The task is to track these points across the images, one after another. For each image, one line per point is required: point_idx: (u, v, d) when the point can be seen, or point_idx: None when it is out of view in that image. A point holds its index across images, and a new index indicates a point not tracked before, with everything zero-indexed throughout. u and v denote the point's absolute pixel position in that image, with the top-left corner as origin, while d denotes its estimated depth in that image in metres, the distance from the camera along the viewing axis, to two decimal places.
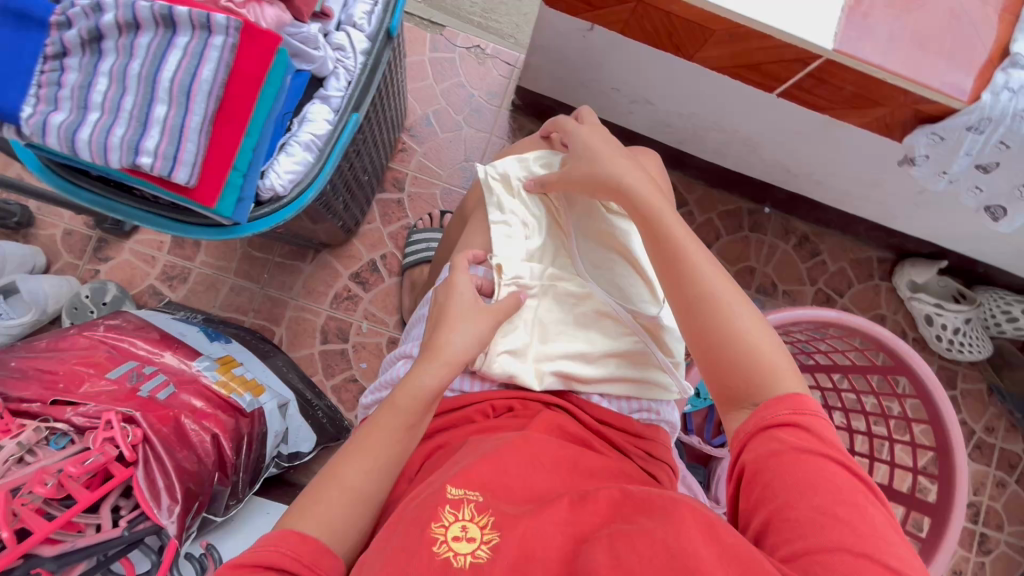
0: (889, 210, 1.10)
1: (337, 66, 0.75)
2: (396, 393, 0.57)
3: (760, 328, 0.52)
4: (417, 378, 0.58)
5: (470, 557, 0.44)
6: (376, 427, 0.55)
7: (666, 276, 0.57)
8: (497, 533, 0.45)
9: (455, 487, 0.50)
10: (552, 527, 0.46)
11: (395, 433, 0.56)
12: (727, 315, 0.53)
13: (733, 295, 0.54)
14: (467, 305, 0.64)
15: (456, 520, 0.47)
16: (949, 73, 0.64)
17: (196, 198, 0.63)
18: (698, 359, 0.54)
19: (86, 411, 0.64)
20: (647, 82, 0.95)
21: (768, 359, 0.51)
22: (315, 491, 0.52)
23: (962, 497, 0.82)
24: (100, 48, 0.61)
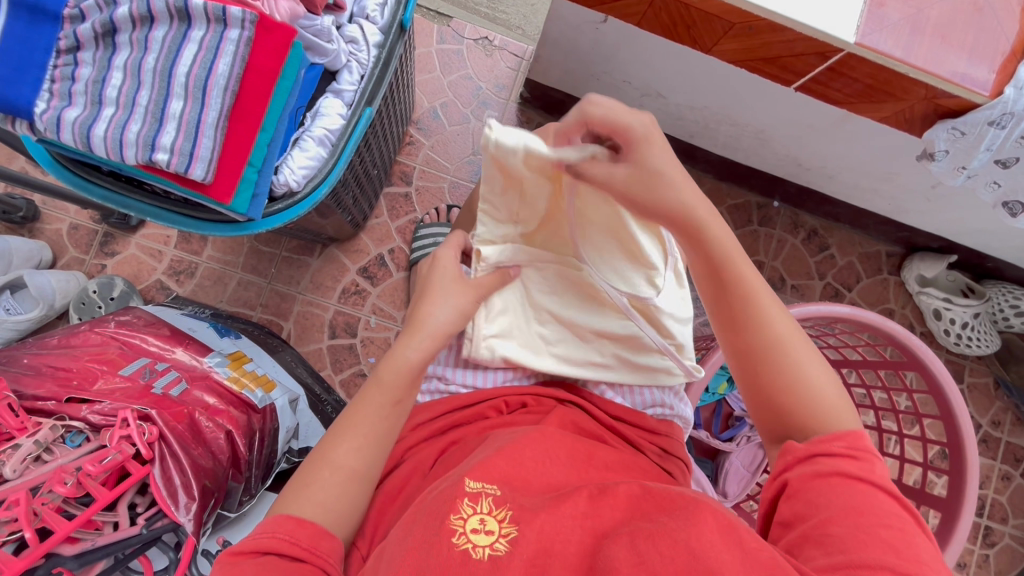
0: (901, 204, 1.09)
1: (350, 59, 0.75)
2: (380, 367, 0.56)
3: (819, 366, 0.52)
4: (399, 353, 0.57)
5: (489, 549, 0.44)
6: (361, 403, 0.55)
7: (722, 317, 0.55)
8: (515, 527, 0.45)
9: (474, 481, 0.49)
10: (569, 523, 0.46)
11: (382, 410, 0.55)
12: (787, 356, 0.52)
13: (792, 333, 0.53)
14: (450, 279, 0.61)
15: (475, 513, 0.46)
16: (971, 67, 0.63)
17: (211, 194, 0.62)
18: (752, 398, 0.54)
19: (102, 410, 0.63)
20: (660, 75, 0.94)
21: (822, 393, 0.51)
22: (310, 469, 0.53)
23: (973, 491, 0.82)
24: (114, 42, 0.60)
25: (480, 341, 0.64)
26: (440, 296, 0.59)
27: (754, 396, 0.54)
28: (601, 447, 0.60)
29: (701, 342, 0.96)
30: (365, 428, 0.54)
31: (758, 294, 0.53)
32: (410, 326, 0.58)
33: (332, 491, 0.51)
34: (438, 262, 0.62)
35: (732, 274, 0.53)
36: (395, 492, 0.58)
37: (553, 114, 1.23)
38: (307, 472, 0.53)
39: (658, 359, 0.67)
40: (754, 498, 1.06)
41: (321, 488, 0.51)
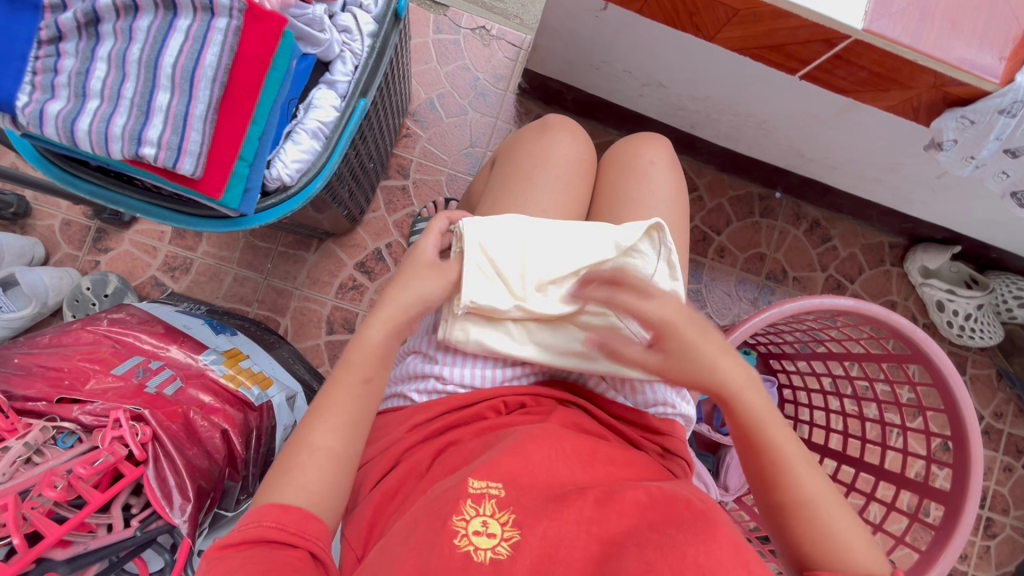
0: (905, 194, 1.08)
1: (343, 49, 0.73)
2: (351, 350, 0.57)
3: (849, 524, 0.53)
4: (366, 334, 0.57)
5: (491, 552, 0.44)
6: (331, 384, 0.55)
7: (753, 475, 0.57)
8: (518, 531, 0.45)
9: (477, 481, 0.49)
10: (574, 529, 0.45)
11: (354, 389, 0.55)
12: (818, 516, 0.53)
13: (822, 491, 0.54)
14: (426, 265, 0.63)
15: (477, 515, 0.46)
16: (980, 54, 0.61)
17: (201, 189, 0.61)
18: (783, 545, 0.55)
19: (94, 410, 0.63)
20: (661, 64, 0.92)
21: (842, 539, 0.52)
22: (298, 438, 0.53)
23: (978, 484, 0.81)
24: (97, 32, 0.58)
25: (454, 322, 0.63)
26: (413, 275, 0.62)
27: (785, 548, 0.55)
28: (603, 445, 0.59)
29: None
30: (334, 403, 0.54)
31: (787, 453, 0.55)
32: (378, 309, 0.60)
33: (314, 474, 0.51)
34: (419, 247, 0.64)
35: (760, 435, 0.56)
36: (390, 495, 0.57)
37: (552, 105, 1.21)
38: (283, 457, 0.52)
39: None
40: None
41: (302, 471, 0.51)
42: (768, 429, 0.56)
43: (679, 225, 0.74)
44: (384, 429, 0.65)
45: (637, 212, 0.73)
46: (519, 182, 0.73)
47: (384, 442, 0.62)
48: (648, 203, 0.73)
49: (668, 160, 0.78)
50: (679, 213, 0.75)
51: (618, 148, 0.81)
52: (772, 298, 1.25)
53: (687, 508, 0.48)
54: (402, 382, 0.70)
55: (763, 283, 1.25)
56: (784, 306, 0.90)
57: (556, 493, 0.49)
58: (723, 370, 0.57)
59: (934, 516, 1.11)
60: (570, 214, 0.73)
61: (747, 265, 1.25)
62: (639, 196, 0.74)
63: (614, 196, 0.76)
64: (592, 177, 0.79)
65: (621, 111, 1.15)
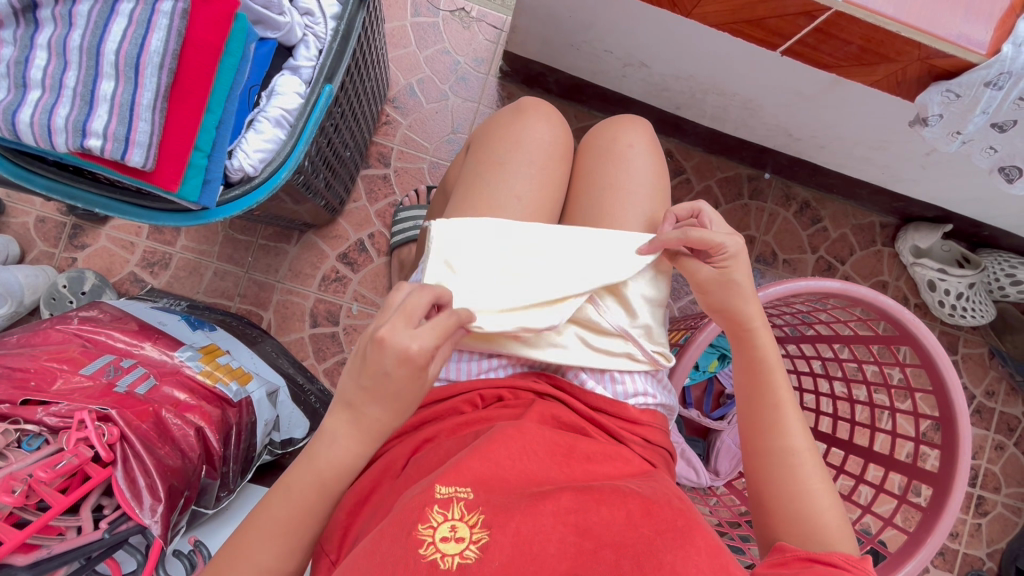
0: (895, 172, 1.05)
1: (306, 33, 0.71)
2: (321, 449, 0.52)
3: (827, 487, 0.55)
4: (334, 444, 0.52)
5: (458, 557, 0.42)
6: (287, 500, 0.51)
7: (749, 417, 0.60)
8: (486, 532, 0.43)
9: (445, 486, 0.47)
10: (549, 522, 0.44)
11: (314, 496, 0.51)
12: (800, 468, 0.56)
13: (809, 450, 0.57)
14: (413, 386, 0.52)
15: (445, 521, 0.44)
16: (966, 24, 0.58)
17: (156, 182, 0.59)
18: (759, 498, 0.57)
19: (59, 411, 0.61)
20: (642, 42, 0.89)
21: (818, 503, 0.54)
22: (240, 536, 0.51)
23: (966, 466, 0.80)
24: (36, 17, 0.55)
25: None
26: (393, 404, 0.52)
27: (755, 491, 0.57)
28: (581, 438, 0.58)
29: (684, 324, 0.94)
30: (285, 517, 0.51)
31: (788, 407, 0.59)
32: (348, 416, 0.53)
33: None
34: (410, 354, 0.50)
35: (766, 381, 0.60)
36: (364, 498, 0.56)
37: (534, 88, 1.18)
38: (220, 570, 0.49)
39: (621, 344, 0.66)
40: None
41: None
42: (776, 377, 0.60)
43: (660, 211, 0.72)
44: None
45: (615, 196, 0.71)
46: (491, 168, 0.71)
47: None
48: (625, 188, 0.71)
49: (650, 144, 0.76)
50: (658, 197, 0.73)
51: (596, 133, 0.78)
52: (761, 281, 1.23)
53: (667, 510, 0.47)
54: None
55: (753, 267, 1.23)
56: (772, 289, 0.88)
57: (530, 492, 0.48)
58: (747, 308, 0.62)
59: (924, 496, 1.11)
60: (544, 197, 0.71)
61: None
62: (616, 182, 0.72)
63: (592, 181, 0.74)
64: (569, 162, 0.77)
65: (605, 93, 1.12)
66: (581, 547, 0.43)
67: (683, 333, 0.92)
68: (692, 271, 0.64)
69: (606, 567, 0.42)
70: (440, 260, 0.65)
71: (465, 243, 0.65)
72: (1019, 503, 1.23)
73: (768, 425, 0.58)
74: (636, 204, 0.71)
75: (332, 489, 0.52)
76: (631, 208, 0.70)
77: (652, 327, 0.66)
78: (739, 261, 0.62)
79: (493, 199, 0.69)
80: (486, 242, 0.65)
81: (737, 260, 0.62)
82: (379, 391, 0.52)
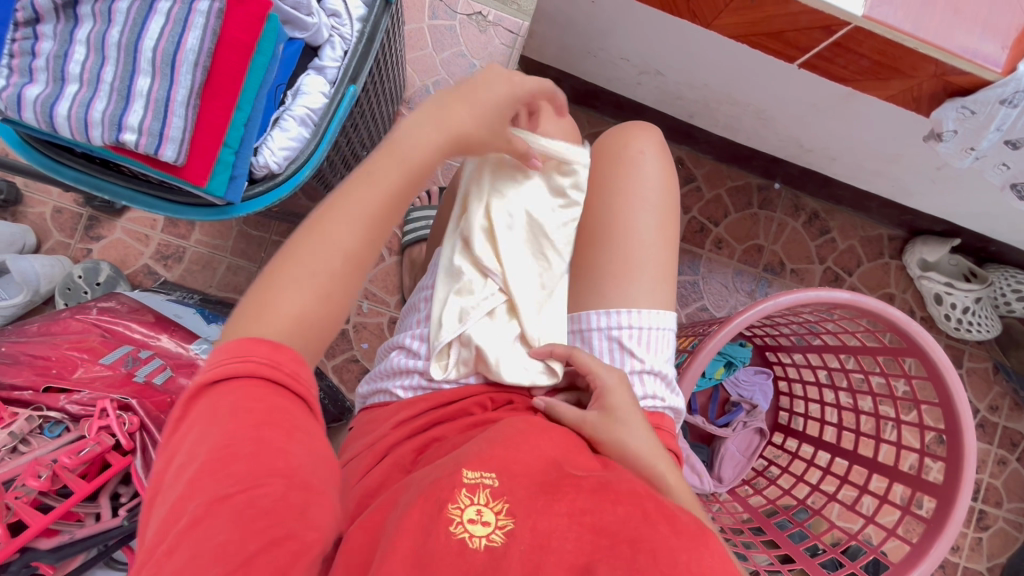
0: (905, 186, 1.07)
1: (332, 34, 0.72)
2: (395, 145, 0.54)
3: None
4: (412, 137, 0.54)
5: (485, 539, 0.43)
6: (364, 184, 0.52)
7: None
8: (512, 519, 0.44)
9: (471, 472, 0.49)
10: (565, 522, 0.44)
11: (391, 192, 0.52)
12: None
13: None
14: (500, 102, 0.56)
15: (472, 504, 0.46)
16: (982, 43, 0.59)
17: (185, 176, 0.60)
18: None
19: (81, 399, 0.63)
20: (659, 50, 0.90)
21: None
22: (313, 226, 0.50)
23: (970, 477, 0.81)
24: (76, 14, 0.57)
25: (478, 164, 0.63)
26: (470, 106, 0.55)
27: None
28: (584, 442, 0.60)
29: (693, 331, 0.98)
30: (356, 207, 0.51)
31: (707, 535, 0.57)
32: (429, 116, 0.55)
33: (328, 273, 0.49)
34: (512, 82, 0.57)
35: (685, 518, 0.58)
36: (375, 491, 0.56)
37: None
38: (290, 254, 0.49)
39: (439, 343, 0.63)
40: (747, 482, 1.10)
41: (315, 257, 0.48)
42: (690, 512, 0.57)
43: (670, 214, 0.73)
44: (372, 424, 0.66)
45: (627, 201, 0.71)
46: None
47: (373, 437, 0.63)
48: (637, 193, 0.72)
49: (658, 147, 0.75)
50: (668, 203, 0.73)
51: (609, 135, 0.76)
52: (769, 291, 1.24)
53: (682, 515, 0.47)
54: (387, 378, 0.70)
55: (761, 275, 1.24)
56: (778, 298, 0.88)
57: (550, 483, 0.49)
58: (634, 446, 0.59)
59: (927, 508, 1.11)
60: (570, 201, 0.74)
61: (745, 256, 1.24)
62: (630, 187, 0.72)
63: (597, 181, 0.73)
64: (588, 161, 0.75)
65: (618, 100, 1.14)
66: (597, 542, 0.42)
67: (692, 339, 0.96)
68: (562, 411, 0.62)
69: (622, 563, 0.41)
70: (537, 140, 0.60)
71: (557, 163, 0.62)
72: (1020, 519, 1.23)
73: None
74: (647, 208, 0.71)
75: (412, 184, 0.54)
76: (643, 211, 0.71)
77: (643, 331, 0.68)
78: (618, 397, 0.62)
79: None
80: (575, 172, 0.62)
81: (612, 395, 0.61)
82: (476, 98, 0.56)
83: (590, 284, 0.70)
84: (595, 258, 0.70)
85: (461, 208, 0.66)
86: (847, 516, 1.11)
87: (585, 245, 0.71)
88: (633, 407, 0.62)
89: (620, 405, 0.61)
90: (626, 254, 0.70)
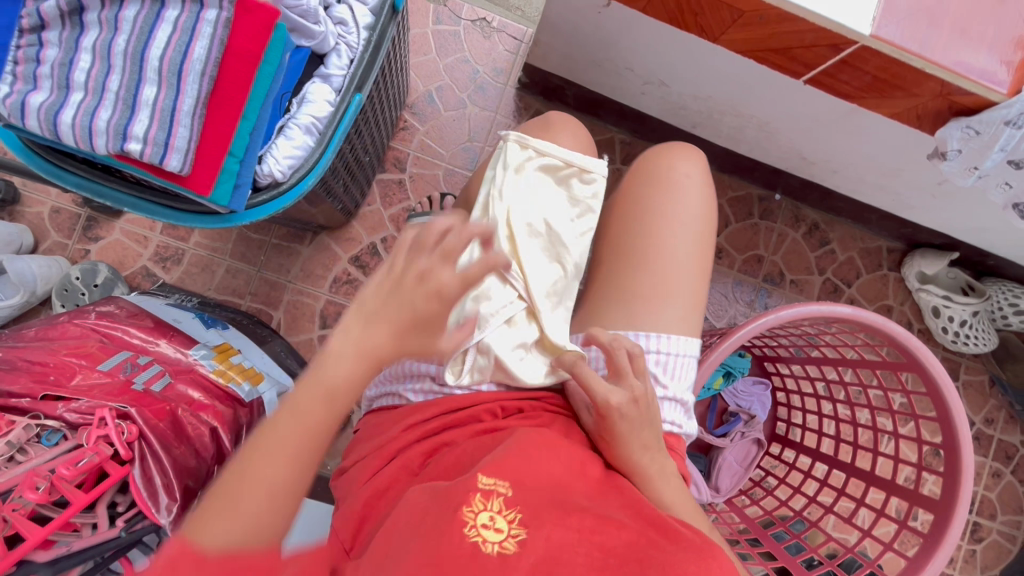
0: (905, 200, 1.07)
1: (338, 42, 0.72)
2: (320, 368, 0.48)
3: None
4: (337, 362, 0.48)
5: (499, 546, 0.44)
6: (292, 410, 0.46)
7: None
8: (524, 530, 0.45)
9: (486, 477, 0.48)
10: (575, 536, 0.45)
11: (321, 415, 0.47)
12: None
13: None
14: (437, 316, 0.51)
15: (485, 509, 0.45)
16: (989, 63, 0.59)
17: (190, 186, 0.60)
18: None
19: (79, 408, 0.62)
20: (665, 62, 0.90)
21: None
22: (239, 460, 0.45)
23: (966, 495, 0.81)
24: (82, 21, 0.57)
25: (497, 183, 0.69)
26: (399, 321, 0.50)
27: None
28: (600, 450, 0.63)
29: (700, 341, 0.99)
30: (283, 440, 0.45)
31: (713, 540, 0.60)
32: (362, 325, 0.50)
33: (256, 513, 0.43)
34: (452, 286, 0.50)
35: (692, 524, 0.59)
36: (381, 492, 0.56)
37: (552, 100, 1.19)
38: (217, 489, 0.44)
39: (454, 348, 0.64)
40: (744, 492, 1.11)
41: (240, 501, 0.43)
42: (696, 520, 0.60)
43: (706, 242, 0.73)
44: (381, 426, 0.66)
45: (669, 227, 0.71)
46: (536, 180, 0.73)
47: (381, 438, 0.63)
48: (677, 218, 0.72)
49: (704, 175, 0.75)
50: (706, 228, 0.73)
51: (652, 154, 0.77)
52: (769, 301, 1.24)
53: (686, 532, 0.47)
54: (394, 382, 0.70)
55: (760, 286, 1.25)
56: (781, 311, 0.89)
57: (554, 501, 0.49)
58: (642, 464, 0.59)
59: (923, 521, 1.11)
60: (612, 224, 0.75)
61: (745, 266, 1.25)
62: (665, 211, 0.72)
63: (639, 206, 0.73)
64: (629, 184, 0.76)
65: (622, 108, 1.14)
66: (607, 563, 0.43)
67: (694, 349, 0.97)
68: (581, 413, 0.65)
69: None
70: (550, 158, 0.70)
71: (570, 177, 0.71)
72: (1014, 531, 1.24)
73: None
74: (683, 231, 0.72)
75: (340, 411, 0.48)
76: (678, 233, 0.71)
77: (670, 358, 0.68)
78: (626, 423, 0.59)
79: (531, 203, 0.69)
80: (588, 189, 0.71)
81: (620, 420, 0.59)
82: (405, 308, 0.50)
83: (623, 305, 0.70)
84: (633, 279, 0.70)
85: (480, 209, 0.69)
86: (842, 527, 1.11)
87: (622, 266, 0.72)
88: (643, 425, 0.60)
89: (627, 428, 0.59)
90: (664, 279, 0.70)
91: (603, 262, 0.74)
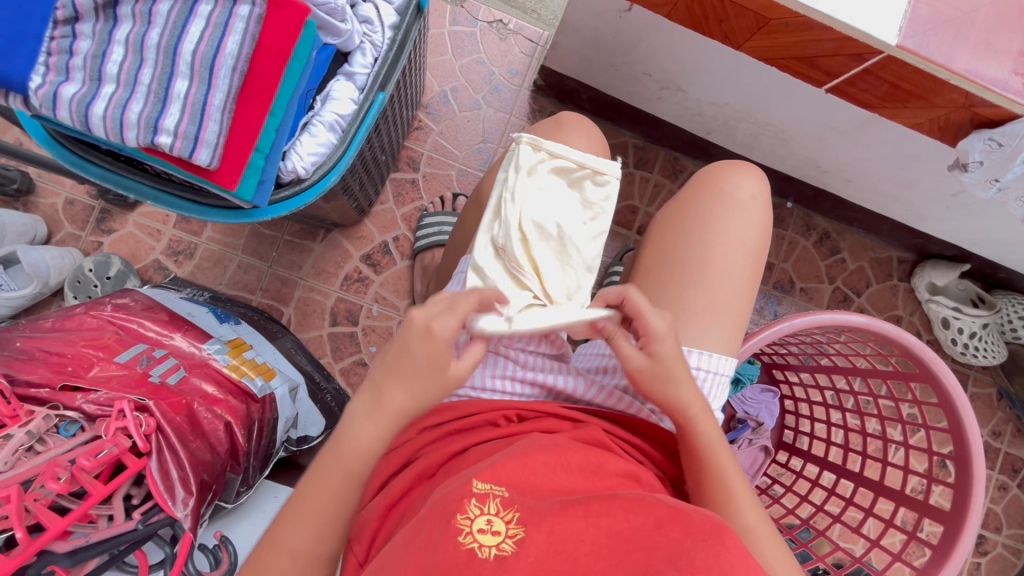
0: (919, 211, 1.07)
1: (363, 40, 0.73)
2: (340, 445, 0.52)
3: (782, 555, 0.56)
4: (351, 436, 0.52)
5: (495, 549, 0.42)
6: (313, 484, 0.51)
7: (700, 495, 0.59)
8: (523, 528, 0.43)
9: (481, 482, 0.47)
10: (580, 523, 0.43)
11: (339, 492, 0.51)
12: (755, 542, 0.56)
13: (759, 522, 0.58)
14: (436, 370, 0.52)
15: (481, 513, 0.44)
16: (1016, 76, 0.59)
17: (216, 180, 0.60)
18: None
19: (97, 399, 0.63)
20: (684, 68, 0.90)
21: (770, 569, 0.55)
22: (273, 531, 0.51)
23: (978, 505, 0.81)
24: (115, 14, 0.57)
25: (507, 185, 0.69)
26: (404, 380, 0.53)
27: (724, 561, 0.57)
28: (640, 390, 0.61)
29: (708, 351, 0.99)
30: (310, 511, 0.51)
31: (734, 482, 0.59)
32: (371, 401, 0.53)
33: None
34: (435, 337, 0.52)
35: (717, 464, 0.59)
36: (397, 497, 0.56)
37: (567, 103, 1.19)
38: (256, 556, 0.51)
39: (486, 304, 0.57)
40: None
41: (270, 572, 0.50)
42: (722, 459, 0.59)
43: (756, 265, 0.74)
44: None
45: (724, 247, 0.72)
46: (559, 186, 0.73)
47: (396, 443, 0.63)
48: (732, 236, 0.73)
49: (761, 193, 0.76)
50: (757, 248, 0.74)
51: (707, 172, 0.78)
52: (779, 309, 1.24)
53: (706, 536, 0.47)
54: None
55: (770, 293, 1.25)
56: (794, 320, 0.89)
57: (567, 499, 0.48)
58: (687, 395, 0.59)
59: (930, 533, 1.10)
60: (666, 241, 0.76)
61: None
62: (720, 228, 0.73)
63: (695, 222, 0.74)
64: (683, 201, 0.77)
65: (637, 112, 1.14)
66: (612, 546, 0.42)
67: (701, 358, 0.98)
68: (624, 356, 0.59)
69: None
70: (557, 158, 0.70)
71: (580, 178, 0.70)
72: (1019, 545, 1.23)
73: (720, 504, 0.58)
74: (737, 247, 0.72)
75: (359, 483, 0.52)
76: (732, 250, 0.72)
77: (708, 375, 0.69)
78: (669, 346, 0.59)
79: (543, 205, 0.68)
80: (599, 192, 0.70)
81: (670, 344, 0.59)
82: (404, 375, 0.52)
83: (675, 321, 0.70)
84: (687, 296, 0.71)
85: (493, 214, 0.69)
86: (849, 536, 1.11)
87: (672, 281, 0.72)
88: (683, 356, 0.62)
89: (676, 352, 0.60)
90: (717, 298, 0.71)
91: (654, 270, 0.74)
